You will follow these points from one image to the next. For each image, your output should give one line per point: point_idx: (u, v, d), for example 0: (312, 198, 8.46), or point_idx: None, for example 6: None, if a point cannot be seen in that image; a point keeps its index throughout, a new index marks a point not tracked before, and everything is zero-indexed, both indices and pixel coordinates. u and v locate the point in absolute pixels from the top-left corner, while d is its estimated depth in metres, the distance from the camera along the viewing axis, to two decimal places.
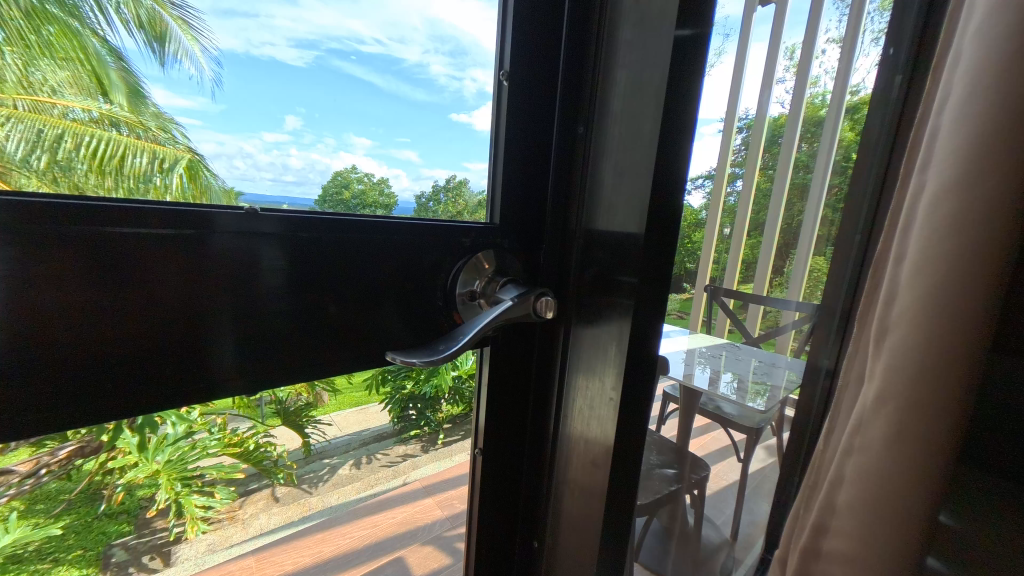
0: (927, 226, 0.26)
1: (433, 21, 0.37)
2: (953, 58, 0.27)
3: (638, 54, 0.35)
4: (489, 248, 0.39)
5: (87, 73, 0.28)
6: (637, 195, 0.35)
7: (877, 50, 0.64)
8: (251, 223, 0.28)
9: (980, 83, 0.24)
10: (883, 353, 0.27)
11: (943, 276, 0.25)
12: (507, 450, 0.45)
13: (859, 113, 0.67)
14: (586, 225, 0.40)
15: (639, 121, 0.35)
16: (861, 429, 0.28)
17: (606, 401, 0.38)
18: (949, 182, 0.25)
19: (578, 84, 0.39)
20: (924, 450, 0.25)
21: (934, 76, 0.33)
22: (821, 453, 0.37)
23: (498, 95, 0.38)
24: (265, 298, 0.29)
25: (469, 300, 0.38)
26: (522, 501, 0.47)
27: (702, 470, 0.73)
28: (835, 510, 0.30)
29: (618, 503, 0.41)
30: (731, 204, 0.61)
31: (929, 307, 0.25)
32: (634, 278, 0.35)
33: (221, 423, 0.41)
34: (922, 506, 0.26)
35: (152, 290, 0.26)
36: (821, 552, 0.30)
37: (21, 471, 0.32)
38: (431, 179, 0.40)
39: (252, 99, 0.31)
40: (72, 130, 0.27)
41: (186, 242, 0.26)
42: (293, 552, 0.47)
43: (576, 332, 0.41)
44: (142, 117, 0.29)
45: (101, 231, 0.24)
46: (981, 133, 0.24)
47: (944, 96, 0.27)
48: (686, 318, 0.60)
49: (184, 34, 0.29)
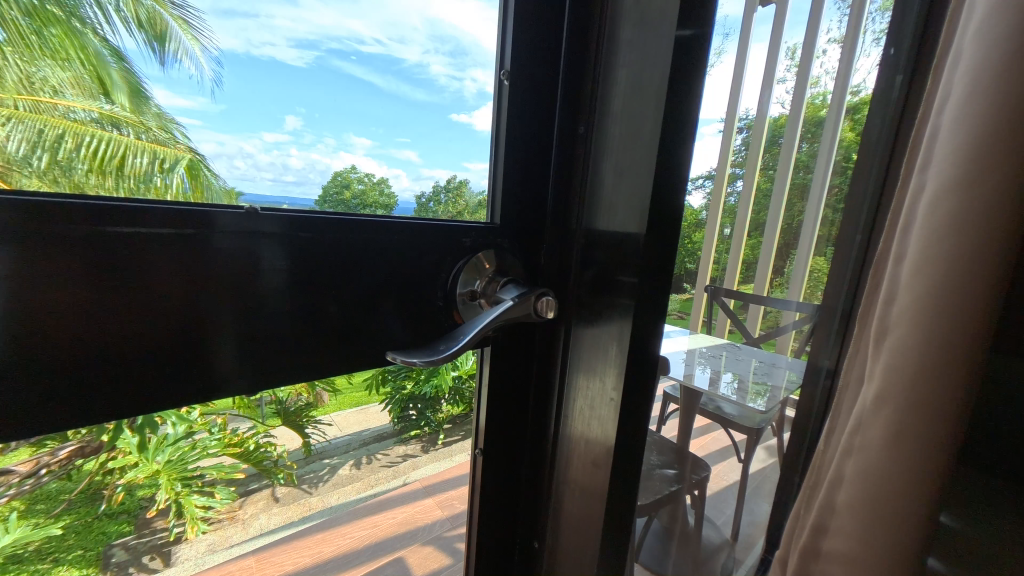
0: (926, 226, 0.26)
1: (433, 20, 0.37)
2: (953, 58, 0.27)
3: (638, 54, 0.35)
4: (489, 248, 0.39)
5: (89, 74, 0.27)
6: (638, 195, 0.35)
7: (877, 50, 0.64)
8: (252, 223, 0.28)
9: (981, 83, 0.24)
10: (883, 353, 0.27)
11: (942, 276, 0.25)
12: (507, 450, 0.45)
13: (859, 114, 0.67)
14: (586, 225, 0.40)
15: (639, 120, 0.35)
16: (861, 429, 0.28)
17: (607, 400, 0.38)
18: (949, 182, 0.25)
19: (579, 84, 0.39)
20: (923, 450, 0.25)
21: (934, 76, 0.33)
22: (822, 453, 0.37)
23: (499, 94, 0.38)
24: (266, 298, 0.29)
25: (469, 299, 0.38)
26: (522, 502, 0.47)
27: (702, 470, 0.72)
28: (834, 510, 0.30)
29: (619, 504, 0.41)
30: (731, 204, 0.61)
31: (928, 307, 0.25)
32: (635, 278, 0.35)
33: (221, 423, 0.41)
34: (923, 506, 0.25)
35: (152, 290, 0.26)
36: (821, 552, 0.31)
37: (21, 471, 0.32)
38: (431, 179, 0.39)
39: (252, 99, 0.31)
40: (72, 131, 0.27)
41: (186, 242, 0.26)
42: (293, 552, 0.47)
43: (576, 332, 0.41)
44: (144, 117, 0.28)
45: (100, 231, 0.24)
46: (981, 133, 0.24)
47: (945, 96, 0.27)
48: (687, 318, 0.60)
49: (185, 34, 0.29)
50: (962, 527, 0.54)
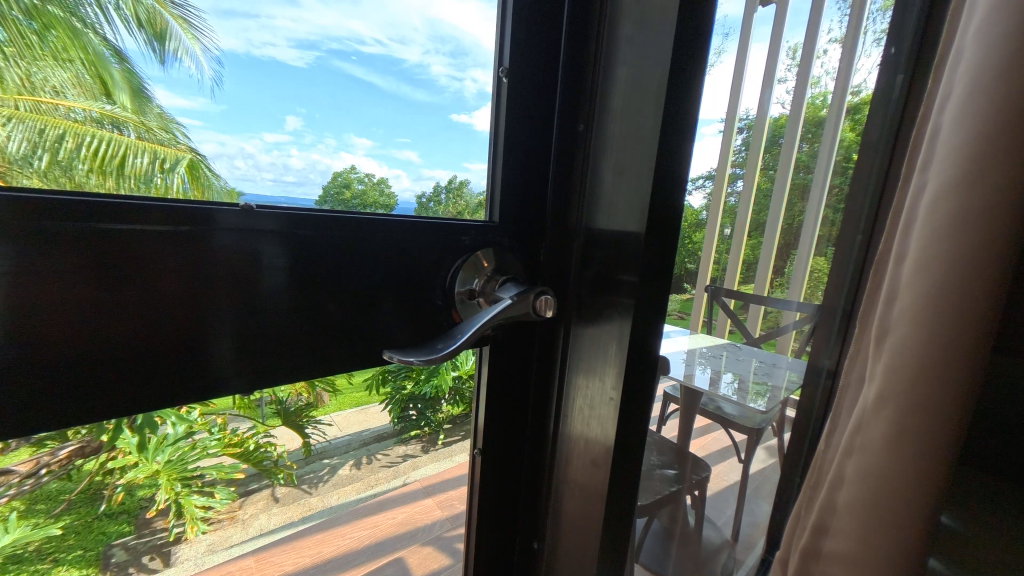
0: (927, 226, 0.26)
1: (433, 21, 0.37)
2: (954, 58, 0.27)
3: (638, 52, 0.35)
4: (488, 247, 0.39)
5: (89, 73, 0.27)
6: (638, 194, 0.35)
7: (877, 50, 0.64)
8: (251, 220, 0.28)
9: (981, 82, 0.24)
10: (884, 353, 0.27)
11: (943, 276, 0.25)
12: (507, 450, 0.45)
13: (859, 114, 0.67)
14: (586, 224, 0.40)
15: (639, 119, 0.35)
16: (863, 429, 0.28)
17: (606, 400, 0.38)
18: (950, 182, 0.25)
19: (579, 82, 0.38)
20: (925, 450, 0.25)
21: (935, 74, 0.32)
22: (822, 453, 0.37)
23: (498, 93, 0.38)
24: (265, 297, 0.29)
25: (469, 298, 0.38)
26: (522, 502, 0.47)
27: (702, 470, 0.72)
28: (835, 511, 0.30)
29: (619, 503, 0.41)
30: (731, 205, 0.61)
31: (930, 307, 0.25)
32: (635, 277, 0.35)
33: (221, 423, 0.41)
34: (925, 506, 0.25)
35: (152, 288, 0.26)
36: (822, 552, 0.30)
37: (21, 471, 0.32)
38: (431, 179, 0.39)
39: (252, 99, 0.31)
40: (72, 131, 0.26)
41: (186, 239, 0.26)
42: (293, 552, 0.47)
43: (576, 331, 0.41)
44: (144, 117, 0.28)
45: (99, 228, 0.24)
46: (981, 133, 0.24)
47: (945, 96, 0.27)
48: (687, 318, 0.60)
49: (185, 33, 0.29)
50: (962, 527, 0.53)
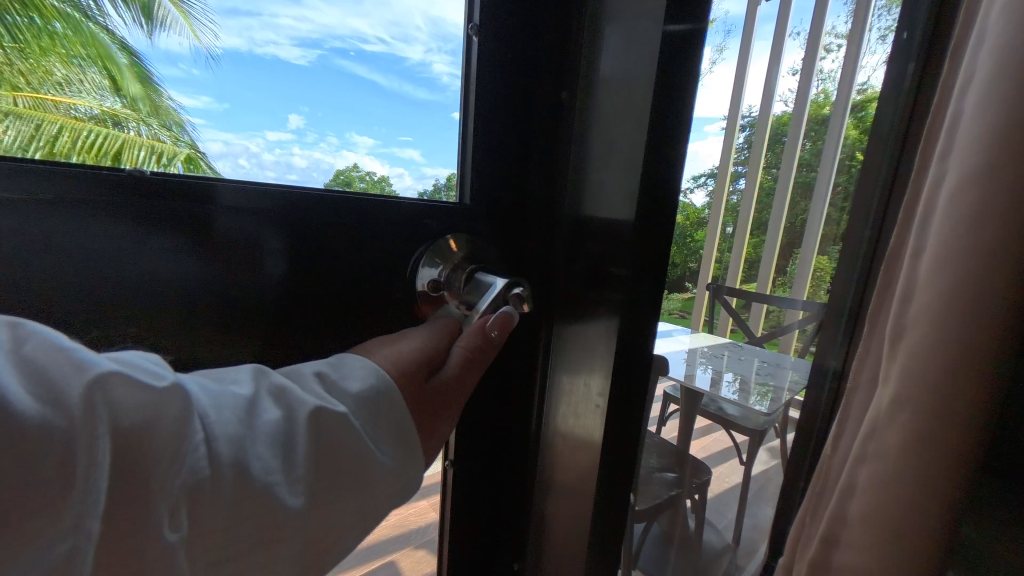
0: (947, 220, 0.25)
1: (437, 20, 0.37)
2: (980, 37, 0.26)
3: (638, 26, 0.32)
4: (460, 233, 0.38)
5: (100, 71, 0.30)
6: (626, 184, 0.33)
7: (884, 46, 0.59)
8: (249, 198, 0.29)
9: (1010, 58, 0.23)
10: (900, 355, 0.26)
11: (966, 272, 0.23)
12: (491, 454, 0.44)
13: (864, 112, 0.62)
14: (574, 210, 0.38)
15: (634, 99, 0.32)
16: (875, 437, 0.27)
17: (592, 408, 0.37)
18: (970, 173, 0.24)
19: (574, 70, 0.37)
20: (947, 453, 0.24)
21: (954, 59, 0.31)
22: (829, 457, 0.36)
23: (469, 51, 0.37)
24: (266, 284, 0.31)
25: (433, 290, 0.37)
26: (513, 506, 0.46)
27: (703, 474, 0.71)
28: (846, 522, 0.28)
29: (611, 509, 0.40)
30: (733, 203, 0.60)
31: (953, 301, 0.24)
32: (622, 269, 0.34)
33: None
34: (941, 518, 0.24)
35: (159, 263, 0.27)
36: (832, 564, 0.29)
37: None
38: (433, 178, 0.38)
39: (256, 101, 0.32)
40: (69, 126, 0.27)
41: (189, 214, 0.27)
42: None
43: (559, 329, 0.40)
44: (147, 112, 0.30)
45: (107, 196, 0.25)
46: (1008, 116, 0.23)
47: (969, 76, 0.26)
48: (686, 318, 0.59)
49: (177, 11, 0.29)
50: None
